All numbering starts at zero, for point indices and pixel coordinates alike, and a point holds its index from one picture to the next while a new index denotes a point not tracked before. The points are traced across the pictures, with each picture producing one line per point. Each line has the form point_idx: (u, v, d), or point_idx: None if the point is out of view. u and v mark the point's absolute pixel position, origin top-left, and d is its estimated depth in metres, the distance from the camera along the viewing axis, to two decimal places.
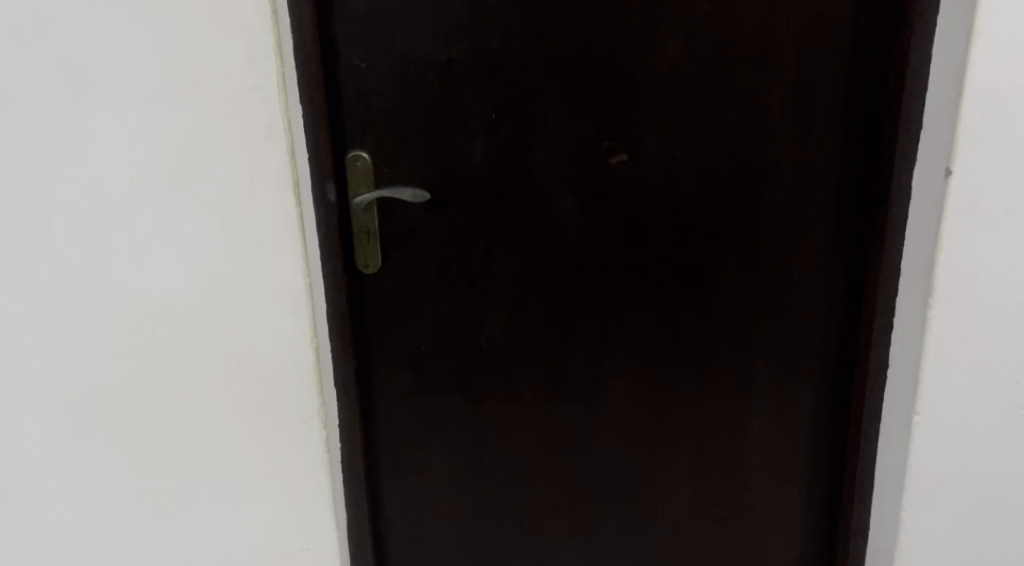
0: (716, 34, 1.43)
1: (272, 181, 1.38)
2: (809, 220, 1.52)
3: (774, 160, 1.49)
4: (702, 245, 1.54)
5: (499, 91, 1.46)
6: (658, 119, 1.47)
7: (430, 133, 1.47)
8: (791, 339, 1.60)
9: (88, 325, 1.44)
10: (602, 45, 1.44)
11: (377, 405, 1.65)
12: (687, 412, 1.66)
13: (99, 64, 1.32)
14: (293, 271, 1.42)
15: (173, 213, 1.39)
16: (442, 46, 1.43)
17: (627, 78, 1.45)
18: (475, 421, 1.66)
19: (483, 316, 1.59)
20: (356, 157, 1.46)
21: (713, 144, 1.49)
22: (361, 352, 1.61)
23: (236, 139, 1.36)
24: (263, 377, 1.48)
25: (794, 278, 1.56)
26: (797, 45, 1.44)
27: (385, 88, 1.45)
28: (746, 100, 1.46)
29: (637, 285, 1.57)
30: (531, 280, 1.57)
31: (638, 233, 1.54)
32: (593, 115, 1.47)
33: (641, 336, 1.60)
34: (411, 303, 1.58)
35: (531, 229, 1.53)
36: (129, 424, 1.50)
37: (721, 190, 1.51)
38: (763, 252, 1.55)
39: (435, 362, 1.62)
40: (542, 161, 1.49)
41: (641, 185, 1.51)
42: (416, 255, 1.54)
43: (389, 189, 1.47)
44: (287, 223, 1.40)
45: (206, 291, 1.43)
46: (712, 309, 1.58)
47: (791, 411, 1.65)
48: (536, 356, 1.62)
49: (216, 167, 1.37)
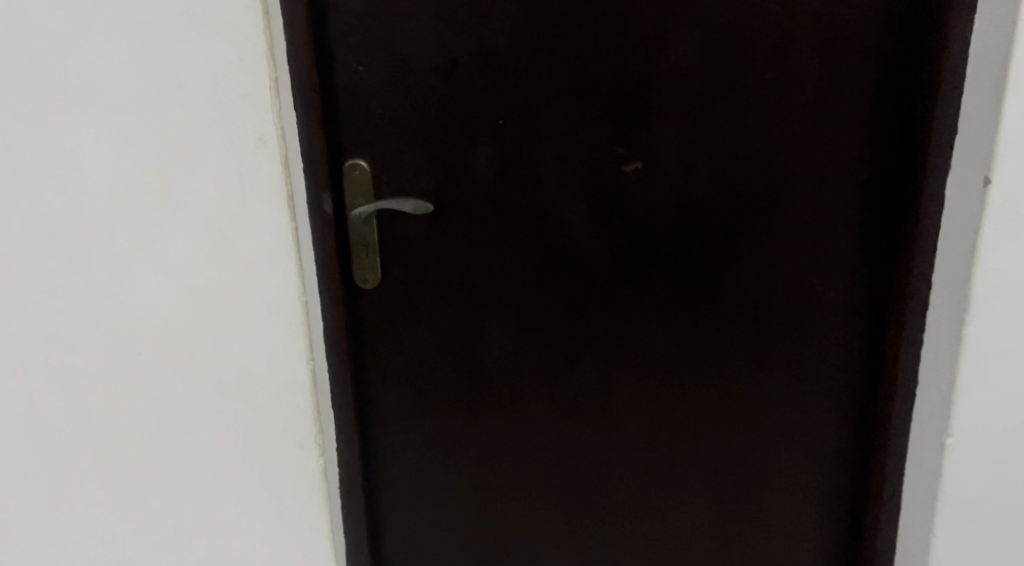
0: (734, 32, 1.35)
1: (264, 194, 1.28)
2: (832, 230, 1.43)
3: (793, 166, 1.41)
4: (719, 252, 1.45)
5: (504, 94, 1.37)
6: (673, 123, 1.39)
7: (431, 141, 1.38)
8: (813, 356, 1.51)
9: (67, 346, 1.35)
10: (613, 47, 1.36)
11: (375, 423, 1.56)
12: (700, 430, 1.57)
13: (78, 69, 1.23)
14: (289, 288, 1.33)
15: (159, 228, 1.30)
16: (444, 46, 1.34)
17: (641, 82, 1.37)
18: (475, 439, 1.57)
19: (487, 331, 1.50)
20: (353, 166, 1.38)
21: (730, 150, 1.40)
22: (357, 370, 1.52)
23: (225, 147, 1.26)
24: (256, 401, 1.39)
25: (813, 291, 1.47)
26: (820, 44, 1.35)
27: (383, 94, 1.36)
28: (764, 102, 1.38)
29: (651, 298, 1.48)
30: (538, 293, 1.48)
31: (651, 242, 1.45)
32: (602, 119, 1.39)
33: (654, 350, 1.52)
34: (412, 319, 1.49)
35: (538, 239, 1.44)
36: (112, 451, 1.41)
37: (739, 198, 1.42)
38: (784, 264, 1.46)
39: (435, 380, 1.53)
40: (550, 170, 1.41)
41: (654, 194, 1.43)
42: (416, 269, 1.45)
43: (389, 200, 1.38)
44: (282, 237, 1.30)
45: (196, 311, 1.34)
46: (730, 323, 1.49)
47: (811, 430, 1.55)
48: (542, 373, 1.53)
49: (205, 180, 1.28)
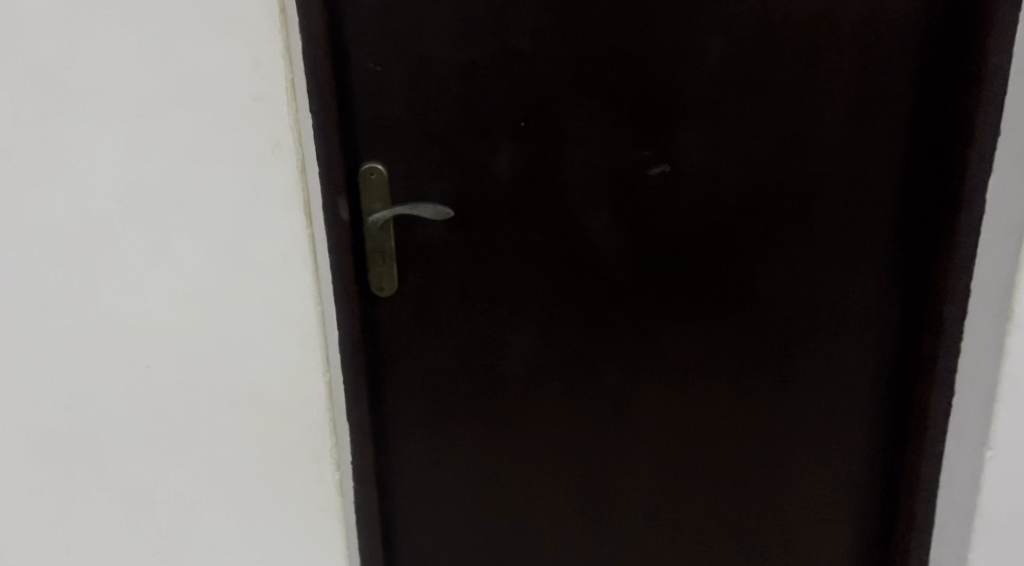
0: (766, 31, 1.30)
1: (279, 200, 1.23)
2: (865, 235, 1.39)
3: (825, 170, 1.36)
4: (748, 258, 1.40)
5: (526, 95, 1.32)
6: (701, 125, 1.34)
7: (451, 144, 1.33)
8: (843, 365, 1.46)
9: (74, 358, 1.30)
10: (641, 46, 1.30)
11: (390, 436, 1.50)
12: (726, 441, 1.52)
13: (83, 70, 1.17)
14: (304, 298, 1.27)
15: (168, 237, 1.24)
16: (465, 46, 1.29)
17: (668, 83, 1.32)
18: (492, 452, 1.52)
19: (506, 341, 1.45)
20: (370, 169, 1.32)
21: (761, 154, 1.35)
22: (372, 381, 1.47)
23: (239, 152, 1.21)
24: (270, 416, 1.33)
25: (844, 298, 1.42)
26: (854, 43, 1.30)
27: (401, 95, 1.30)
28: (795, 104, 1.33)
29: (676, 305, 1.43)
30: (560, 301, 1.43)
31: (676, 249, 1.40)
32: (627, 121, 1.33)
33: (680, 360, 1.47)
34: (429, 329, 1.43)
35: (561, 244, 1.39)
36: (120, 467, 1.36)
37: (767, 203, 1.38)
38: (814, 270, 1.41)
39: (453, 391, 1.47)
40: (574, 174, 1.36)
41: (681, 199, 1.37)
42: (434, 277, 1.40)
43: (408, 206, 1.32)
44: (297, 246, 1.25)
45: (207, 322, 1.28)
46: (758, 331, 1.44)
47: (841, 440, 1.50)
48: (563, 384, 1.48)
49: (217, 186, 1.22)
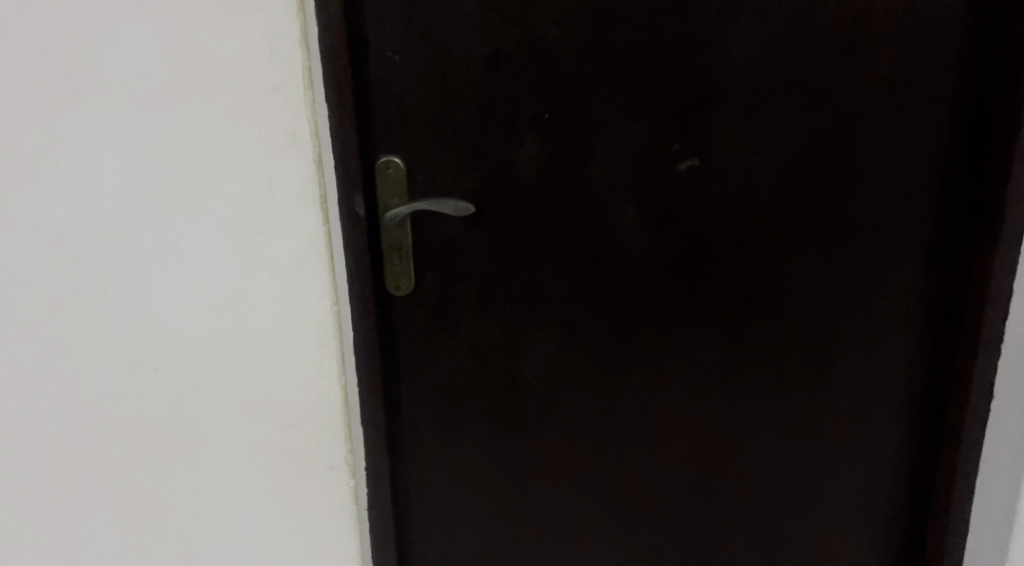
0: (803, 20, 1.24)
1: (295, 197, 1.17)
2: (902, 233, 1.34)
3: (863, 166, 1.31)
4: (781, 258, 1.35)
5: (553, 86, 1.26)
6: (735, 118, 1.28)
7: (473, 137, 1.27)
8: (876, 368, 1.41)
9: (80, 361, 1.24)
10: (673, 35, 1.25)
11: (406, 441, 1.45)
12: (754, 446, 1.46)
13: (89, 62, 1.11)
14: (320, 299, 1.22)
15: (180, 236, 1.18)
16: (489, 34, 1.23)
17: (700, 73, 1.26)
18: (513, 458, 1.46)
19: (528, 341, 1.39)
20: (387, 163, 1.27)
21: (796, 149, 1.30)
22: (387, 384, 1.41)
23: (253, 145, 1.15)
24: (284, 423, 1.27)
25: (879, 300, 1.37)
26: (896, 34, 1.25)
27: (422, 85, 1.25)
28: (833, 97, 1.28)
29: (705, 305, 1.38)
30: (583, 301, 1.37)
31: (706, 248, 1.35)
32: (658, 114, 1.28)
33: (709, 364, 1.41)
34: (448, 329, 1.38)
35: (585, 242, 1.34)
36: (126, 473, 1.30)
37: (801, 201, 1.32)
38: (849, 271, 1.36)
39: (472, 394, 1.42)
40: (600, 168, 1.30)
41: (712, 194, 1.32)
42: (454, 275, 1.34)
43: (427, 202, 1.26)
44: (313, 244, 1.19)
45: (220, 324, 1.22)
46: (790, 332, 1.39)
47: (873, 445, 1.45)
48: (586, 387, 1.42)
49: (231, 181, 1.16)
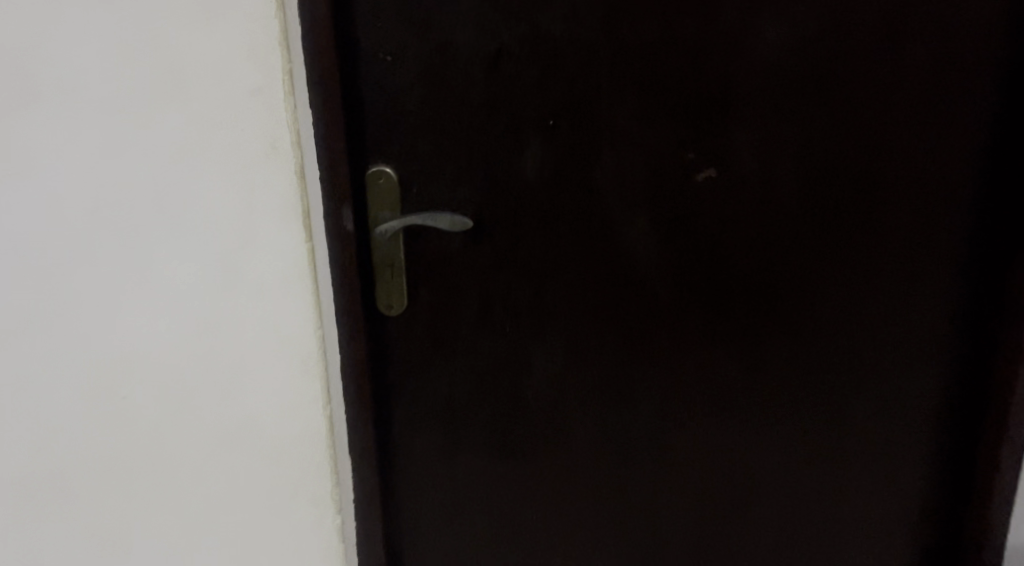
0: (832, 18, 1.14)
1: (276, 211, 1.07)
2: (934, 247, 1.24)
3: (895, 174, 1.21)
4: (805, 272, 1.25)
5: (559, 88, 1.15)
6: (756, 124, 1.18)
7: (473, 145, 1.16)
8: (905, 390, 1.31)
9: (41, 390, 1.12)
10: (690, 34, 1.14)
11: (399, 469, 1.34)
12: (772, 474, 1.36)
13: (50, 63, 1.00)
14: (304, 321, 1.12)
15: (152, 250, 1.07)
16: (492, 32, 1.12)
17: (719, 76, 1.16)
18: (516, 484, 1.36)
19: (531, 363, 1.29)
20: (377, 173, 1.16)
21: (822, 156, 1.20)
22: (380, 410, 1.30)
23: (230, 155, 1.04)
24: (266, 452, 1.17)
25: (909, 317, 1.27)
26: (934, 31, 1.15)
27: (417, 89, 1.14)
28: (865, 100, 1.18)
29: (721, 323, 1.28)
30: (590, 319, 1.27)
31: (725, 261, 1.24)
32: (673, 118, 1.18)
33: (728, 385, 1.31)
34: (444, 351, 1.27)
35: (593, 256, 1.24)
36: (93, 512, 1.18)
37: (828, 212, 1.22)
38: (877, 288, 1.26)
39: (470, 420, 1.31)
40: (610, 177, 1.20)
41: (731, 206, 1.22)
42: (451, 293, 1.24)
43: (422, 216, 1.16)
44: (296, 262, 1.09)
45: (197, 346, 1.11)
46: (812, 354, 1.29)
47: (898, 471, 1.36)
48: (594, 411, 1.32)
49: (207, 193, 1.05)
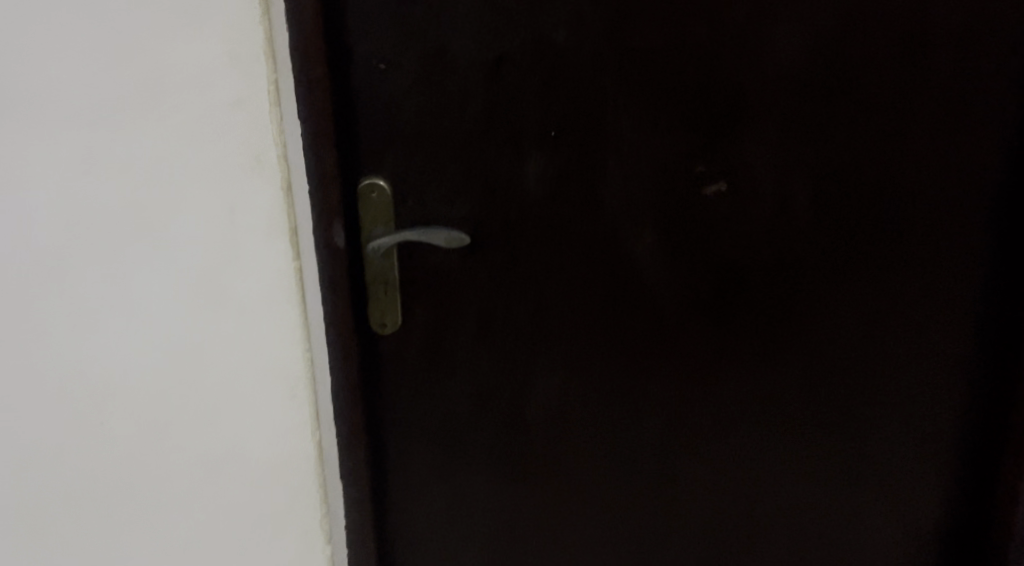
0: (850, 25, 1.08)
1: (262, 229, 1.02)
2: (955, 265, 1.18)
3: (917, 189, 1.14)
4: (819, 291, 1.19)
5: (562, 97, 1.09)
6: (769, 135, 1.12)
7: (471, 157, 1.10)
8: (923, 412, 1.25)
9: (11, 420, 1.03)
10: (701, 41, 1.08)
11: (395, 492, 1.29)
12: (781, 497, 1.31)
13: (23, 68, 0.93)
14: (292, 344, 1.07)
15: (131, 268, 1.00)
16: (491, 38, 1.06)
17: (730, 85, 1.10)
18: (515, 508, 1.31)
19: (531, 383, 1.23)
20: (370, 186, 1.10)
21: (839, 169, 1.14)
22: (374, 432, 1.24)
23: (214, 170, 0.99)
24: (250, 485, 1.11)
25: (930, 337, 1.21)
26: (960, 38, 1.09)
27: (412, 98, 1.08)
28: (884, 111, 1.11)
29: (732, 342, 1.22)
30: (594, 338, 1.21)
31: (735, 278, 1.19)
32: (681, 128, 1.12)
33: (738, 406, 1.25)
34: (440, 371, 1.21)
35: (597, 272, 1.18)
36: (70, 548, 1.09)
37: (845, 227, 1.16)
38: (897, 308, 1.20)
39: (467, 442, 1.26)
40: (615, 190, 1.14)
41: (743, 220, 1.16)
42: (447, 312, 1.18)
43: (416, 231, 1.10)
44: (283, 283, 1.04)
45: (177, 371, 1.05)
46: (827, 375, 1.23)
47: (913, 496, 1.30)
48: (597, 433, 1.27)
49: (188, 209, 0.99)
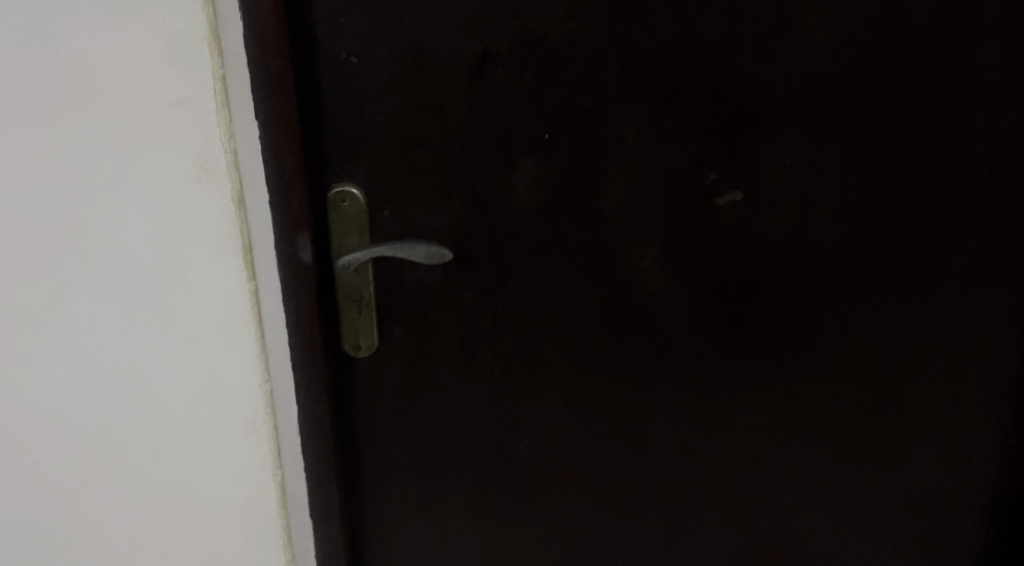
0: (882, 13, 0.97)
1: (213, 246, 0.91)
2: (994, 273, 1.08)
3: (952, 197, 1.04)
4: (841, 309, 1.08)
5: (558, 96, 0.97)
6: (790, 139, 1.00)
7: (455, 161, 0.98)
8: (955, 430, 1.15)
9: None
10: (717, 32, 0.96)
11: (371, 540, 1.16)
12: (800, 527, 1.20)
13: None
14: (249, 375, 0.97)
15: (66, 289, 0.90)
16: (478, 29, 0.94)
17: (748, 82, 0.98)
18: (510, 543, 1.19)
19: (525, 410, 1.11)
20: (341, 194, 0.97)
21: (868, 178, 1.02)
22: (347, 473, 1.11)
23: (156, 179, 0.88)
24: (206, 527, 1.02)
25: (963, 352, 1.11)
26: (1003, 30, 0.98)
27: (387, 95, 0.95)
28: (919, 109, 1.00)
29: (747, 366, 1.10)
30: (595, 362, 1.09)
31: (749, 297, 1.07)
32: (693, 133, 0.99)
33: (750, 436, 1.14)
34: (424, 398, 1.09)
35: (598, 291, 1.06)
36: None
37: (873, 239, 1.05)
38: (923, 327, 1.09)
39: (454, 474, 1.13)
40: (617, 200, 1.02)
41: (760, 234, 1.04)
42: (431, 332, 1.06)
43: (393, 246, 0.98)
44: (239, 305, 0.94)
45: (120, 402, 0.95)
46: (849, 397, 1.13)
47: (943, 518, 1.21)
48: (597, 463, 1.15)
49: (124, 228, 0.89)
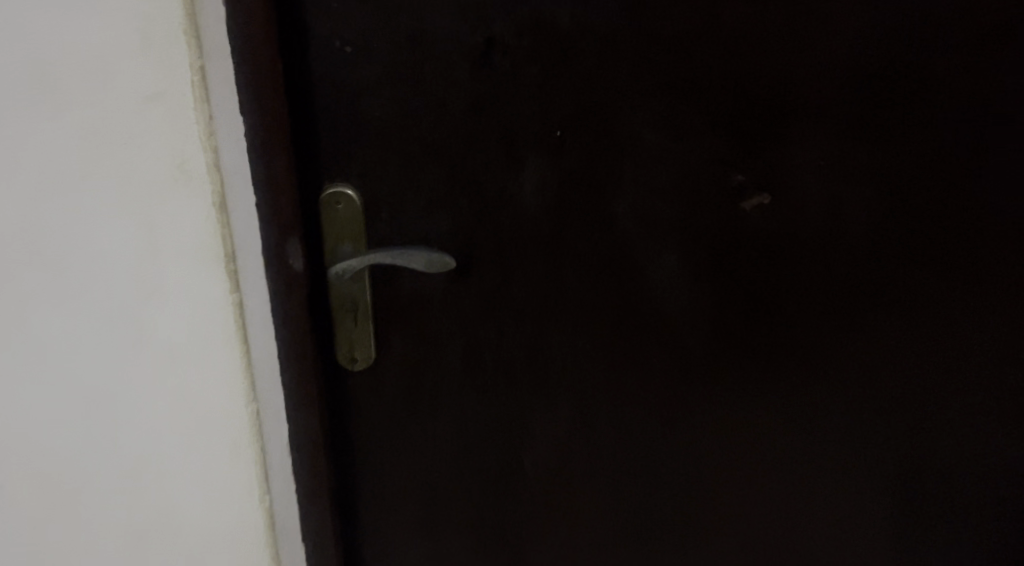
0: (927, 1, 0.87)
1: (192, 255, 0.85)
2: None
3: (998, 203, 0.95)
4: (874, 322, 1.00)
5: (569, 90, 0.89)
6: (821, 138, 0.92)
7: (458, 159, 0.90)
8: (996, 453, 1.07)
9: None
10: (743, 20, 0.88)
11: (366, 563, 1.09)
12: (824, 548, 1.12)
13: None
14: (233, 392, 0.91)
15: (33, 297, 0.85)
16: (481, 16, 0.86)
17: (776, 76, 0.90)
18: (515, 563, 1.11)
19: (532, 425, 1.03)
20: (334, 195, 0.90)
21: (906, 181, 0.94)
22: (343, 492, 1.04)
23: (129, 181, 0.82)
24: (186, 543, 0.97)
25: (1006, 368, 1.03)
26: None
27: (384, 87, 0.87)
28: (964, 106, 0.91)
29: (770, 382, 1.03)
30: (607, 375, 1.02)
31: (773, 308, 0.99)
32: (714, 131, 0.91)
33: (776, 454, 1.06)
34: (424, 413, 1.01)
35: (610, 301, 0.98)
36: None
37: (909, 248, 0.96)
38: (963, 341, 1.01)
39: (457, 492, 1.06)
40: (631, 203, 0.94)
41: (786, 240, 0.96)
42: (433, 342, 0.98)
43: (388, 252, 0.91)
44: (221, 318, 0.88)
45: (95, 416, 0.90)
46: (882, 415, 1.05)
47: (981, 543, 1.12)
48: (608, 480, 1.07)
49: (96, 235, 0.83)
